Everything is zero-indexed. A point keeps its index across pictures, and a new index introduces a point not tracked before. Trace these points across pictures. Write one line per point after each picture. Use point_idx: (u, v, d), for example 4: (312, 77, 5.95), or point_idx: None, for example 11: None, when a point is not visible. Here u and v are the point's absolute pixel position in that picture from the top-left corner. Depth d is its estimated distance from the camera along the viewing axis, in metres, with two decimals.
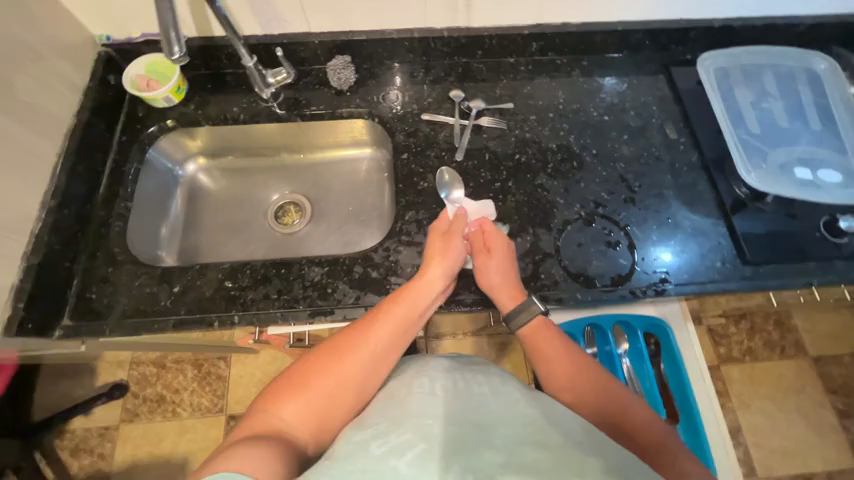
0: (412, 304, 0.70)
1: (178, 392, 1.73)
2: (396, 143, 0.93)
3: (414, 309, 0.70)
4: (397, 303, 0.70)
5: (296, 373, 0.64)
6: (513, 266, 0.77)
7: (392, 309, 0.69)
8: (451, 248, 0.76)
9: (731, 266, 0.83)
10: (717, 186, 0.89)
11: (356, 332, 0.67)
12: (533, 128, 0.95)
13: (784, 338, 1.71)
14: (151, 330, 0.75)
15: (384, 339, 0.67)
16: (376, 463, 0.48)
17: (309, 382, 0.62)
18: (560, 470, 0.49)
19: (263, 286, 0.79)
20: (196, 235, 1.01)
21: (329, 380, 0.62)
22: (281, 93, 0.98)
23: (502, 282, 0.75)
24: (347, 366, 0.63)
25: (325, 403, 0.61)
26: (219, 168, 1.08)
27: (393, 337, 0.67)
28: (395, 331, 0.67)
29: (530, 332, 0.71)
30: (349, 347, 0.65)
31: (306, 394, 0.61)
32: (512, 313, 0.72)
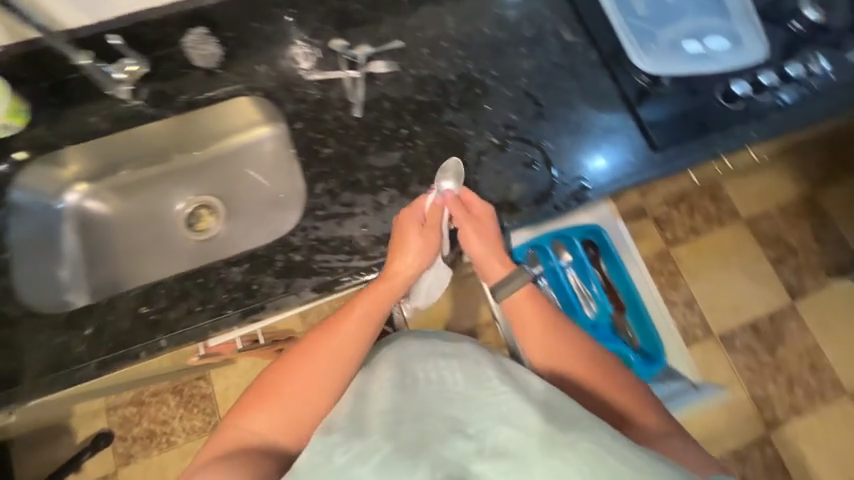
0: (378, 297, 0.69)
1: (167, 422, 1.70)
2: (286, 114, 0.85)
3: (379, 302, 0.69)
4: (362, 300, 0.68)
5: (265, 383, 0.63)
6: (494, 238, 0.73)
7: (356, 306, 0.68)
8: (423, 240, 0.71)
9: (643, 156, 0.85)
10: (619, 80, 0.88)
11: (321, 334, 0.66)
12: (429, 61, 0.89)
13: (720, 210, 1.84)
14: (73, 380, 0.70)
15: (350, 337, 0.66)
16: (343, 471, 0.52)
17: (277, 389, 0.62)
18: (531, 446, 0.51)
19: (183, 302, 0.73)
20: (104, 268, 0.92)
21: (298, 384, 0.63)
22: (142, 88, 0.86)
23: (488, 251, 0.72)
24: (314, 368, 0.64)
25: (296, 406, 0.62)
26: (107, 189, 0.97)
27: (360, 333, 0.66)
28: (360, 327, 0.66)
29: (517, 301, 0.69)
30: (318, 353, 0.64)
31: (276, 400, 0.62)
32: (503, 282, 0.70)
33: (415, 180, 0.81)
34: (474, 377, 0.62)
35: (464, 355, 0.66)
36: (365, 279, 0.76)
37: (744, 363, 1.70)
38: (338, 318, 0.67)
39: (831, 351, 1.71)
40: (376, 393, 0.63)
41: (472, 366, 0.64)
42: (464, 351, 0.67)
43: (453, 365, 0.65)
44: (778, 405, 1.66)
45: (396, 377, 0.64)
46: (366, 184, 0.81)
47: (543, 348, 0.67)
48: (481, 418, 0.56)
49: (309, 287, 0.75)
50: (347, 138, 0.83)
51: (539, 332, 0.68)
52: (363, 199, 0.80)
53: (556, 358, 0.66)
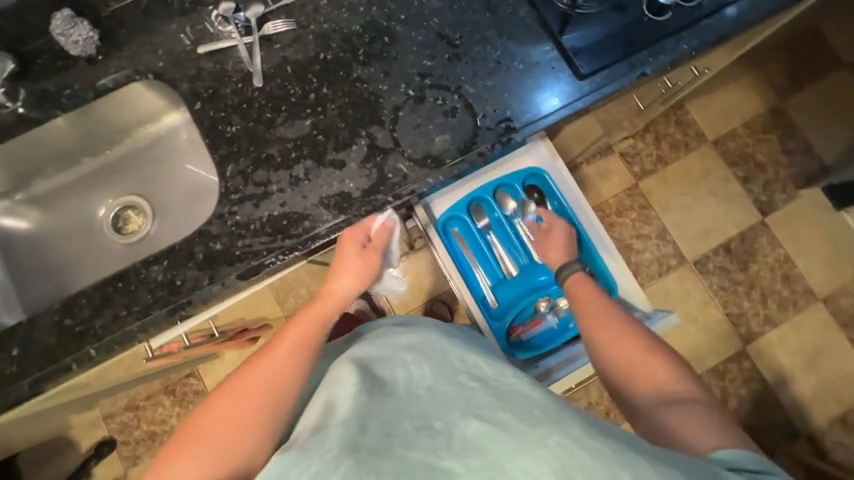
0: (314, 316, 0.67)
1: (166, 421, 1.73)
2: (183, 95, 0.78)
3: (319, 321, 0.67)
4: (297, 322, 0.67)
5: (190, 424, 0.58)
6: (566, 244, 0.87)
7: (292, 328, 0.66)
8: (363, 262, 0.72)
9: (570, 87, 0.80)
10: (539, 7, 0.82)
11: (254, 364, 0.62)
12: (329, 14, 0.81)
13: (685, 136, 1.79)
14: (10, 400, 0.69)
15: (284, 363, 0.62)
16: None
17: (199, 431, 0.57)
18: (507, 441, 0.46)
19: (107, 309, 0.71)
20: (32, 284, 0.89)
21: (223, 422, 0.57)
22: (17, 89, 0.79)
23: (553, 247, 0.86)
24: (243, 401, 0.59)
25: (222, 445, 0.56)
26: (23, 203, 0.92)
27: (296, 356, 0.63)
28: (296, 350, 0.64)
29: (574, 283, 0.78)
30: (247, 374, 0.61)
31: (198, 444, 0.56)
32: (560, 267, 0.81)
33: (330, 147, 0.76)
34: (445, 372, 0.60)
35: (431, 351, 0.64)
36: (293, 257, 0.73)
37: (718, 285, 1.72)
38: (273, 344, 0.64)
39: (802, 261, 1.73)
40: (342, 396, 0.58)
41: (439, 362, 0.62)
42: (436, 347, 0.65)
43: (422, 360, 0.63)
44: (753, 320, 1.70)
45: (368, 379, 0.59)
46: (279, 159, 0.76)
47: (585, 318, 0.71)
48: (449, 413, 0.52)
49: (234, 274, 0.72)
50: (252, 112, 0.77)
51: (586, 303, 0.73)
52: (277, 176, 0.75)
53: (593, 330, 0.69)
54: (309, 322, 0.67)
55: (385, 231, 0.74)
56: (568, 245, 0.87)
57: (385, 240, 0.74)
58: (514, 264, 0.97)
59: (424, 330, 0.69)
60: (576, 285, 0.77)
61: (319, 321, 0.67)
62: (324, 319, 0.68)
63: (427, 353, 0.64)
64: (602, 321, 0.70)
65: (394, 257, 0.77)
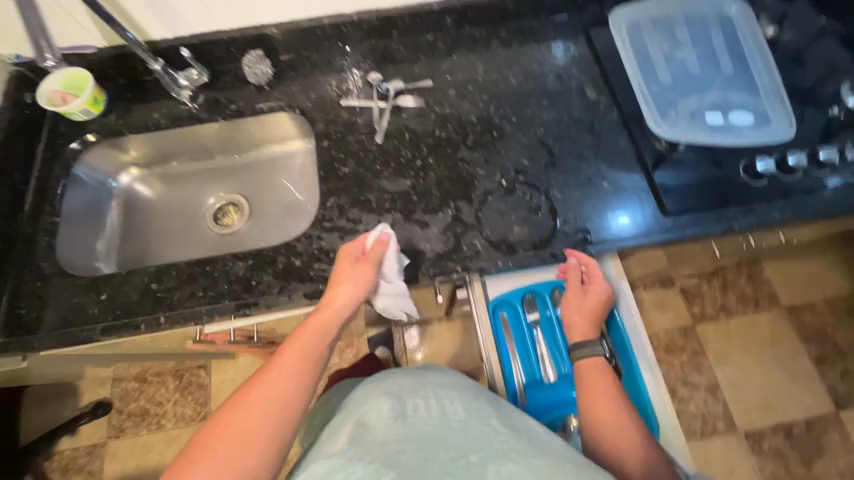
0: (318, 330, 0.70)
1: (162, 404, 1.75)
2: (316, 132, 0.93)
3: (324, 335, 0.70)
4: (303, 334, 0.69)
5: (200, 439, 0.59)
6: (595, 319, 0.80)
7: (297, 341, 0.68)
8: (358, 274, 0.74)
9: (652, 219, 0.84)
10: (638, 142, 0.89)
11: (260, 376, 0.64)
12: (453, 102, 0.95)
13: (756, 293, 1.71)
14: (79, 338, 0.76)
15: (290, 375, 0.64)
16: None
17: (209, 449, 0.57)
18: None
19: (188, 286, 0.79)
20: (135, 244, 1.02)
21: (231, 437, 0.58)
22: (200, 94, 0.98)
23: (578, 318, 0.80)
24: (251, 414, 0.60)
25: (232, 463, 0.57)
26: (155, 176, 1.08)
27: (302, 370, 0.65)
28: (303, 363, 0.66)
29: (589, 366, 0.75)
30: (253, 390, 0.62)
31: (208, 460, 0.56)
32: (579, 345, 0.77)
33: (420, 208, 0.85)
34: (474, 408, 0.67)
35: (464, 394, 0.71)
36: None
37: (771, 470, 1.50)
38: (274, 359, 0.66)
39: None
40: (385, 416, 0.64)
41: (473, 402, 0.68)
42: (469, 390, 0.72)
43: (454, 398, 0.69)
44: None
45: (406, 406, 0.66)
46: (373, 204, 0.85)
47: (590, 408, 0.72)
48: (481, 449, 0.57)
49: (301, 292, 0.78)
50: (365, 161, 0.89)
51: (596, 393, 0.73)
52: (368, 218, 0.84)
53: (609, 424, 0.70)
54: (316, 336, 0.69)
55: (380, 245, 0.76)
56: (595, 311, 0.80)
57: (379, 250, 0.76)
58: (554, 371, 0.95)
59: (458, 381, 0.76)
60: (586, 372, 0.75)
61: (322, 333, 0.70)
62: (328, 331, 0.71)
63: (462, 394, 0.71)
64: (609, 417, 0.71)
65: (392, 269, 0.77)
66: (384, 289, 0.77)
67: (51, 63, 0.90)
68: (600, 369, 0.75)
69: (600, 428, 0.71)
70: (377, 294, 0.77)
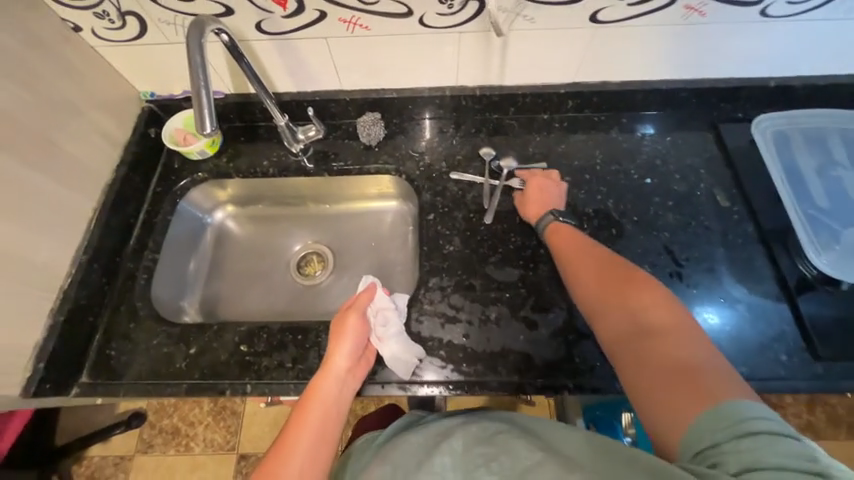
0: (325, 403, 0.65)
1: (192, 425, 1.69)
2: (422, 203, 0.91)
3: (332, 406, 0.65)
4: (309, 409, 0.64)
5: None
6: (552, 200, 0.85)
7: (303, 416, 0.64)
8: (347, 328, 0.72)
9: (799, 360, 0.73)
10: (779, 264, 0.80)
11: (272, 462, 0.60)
12: (568, 189, 0.90)
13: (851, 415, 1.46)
14: (164, 393, 0.74)
15: (305, 462, 0.60)
16: None
17: None
18: None
19: (278, 353, 0.76)
20: (218, 283, 1.00)
21: None
22: (311, 148, 0.99)
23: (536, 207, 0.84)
24: None
25: None
26: (246, 215, 1.06)
27: (314, 450, 0.61)
28: (316, 442, 0.62)
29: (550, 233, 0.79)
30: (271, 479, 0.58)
31: None
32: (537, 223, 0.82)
33: (528, 304, 0.78)
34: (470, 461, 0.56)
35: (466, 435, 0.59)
36: (448, 392, 0.73)
37: None
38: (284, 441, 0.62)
39: None
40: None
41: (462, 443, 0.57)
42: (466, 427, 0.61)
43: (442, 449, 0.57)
44: None
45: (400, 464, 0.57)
46: (478, 292, 0.80)
47: (571, 262, 0.72)
48: None
49: (394, 382, 0.74)
50: (472, 241, 0.85)
51: (572, 248, 0.74)
52: (471, 306, 0.79)
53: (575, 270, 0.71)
54: (323, 409, 0.65)
55: (367, 296, 0.76)
56: (550, 197, 0.85)
57: (366, 303, 0.75)
58: None
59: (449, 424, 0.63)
60: (558, 228, 0.78)
61: (328, 403, 0.65)
62: (335, 399, 0.66)
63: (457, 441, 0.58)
64: (586, 263, 0.70)
65: (386, 319, 0.75)
66: (387, 334, 0.73)
67: (211, 133, 0.67)
68: (568, 231, 0.77)
69: (580, 277, 0.69)
70: (382, 341, 0.73)
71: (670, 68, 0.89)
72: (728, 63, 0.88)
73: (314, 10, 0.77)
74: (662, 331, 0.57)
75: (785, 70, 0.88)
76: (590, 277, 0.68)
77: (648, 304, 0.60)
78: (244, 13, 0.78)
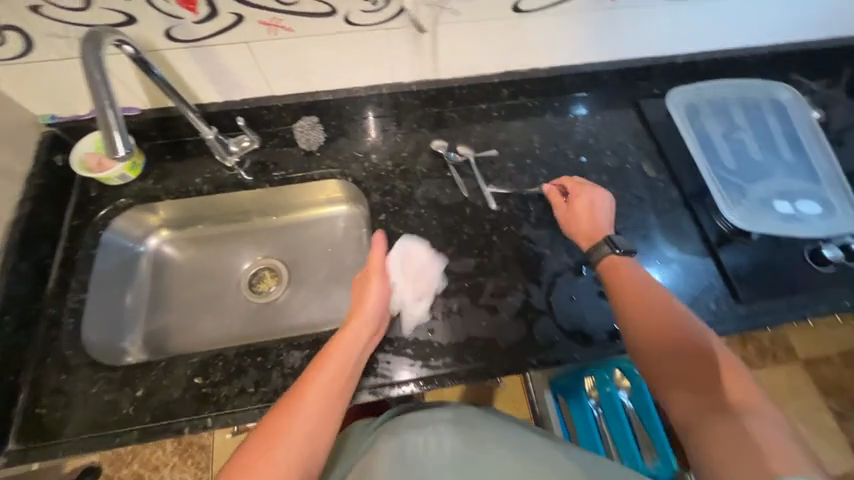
0: (339, 362, 0.64)
1: (156, 469, 1.53)
2: (372, 204, 0.90)
3: (343, 366, 0.64)
4: (324, 365, 0.63)
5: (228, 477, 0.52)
6: (601, 215, 0.80)
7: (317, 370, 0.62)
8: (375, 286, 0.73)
9: (726, 306, 0.81)
10: (702, 223, 0.88)
11: (278, 423, 0.56)
12: (513, 175, 0.94)
13: (774, 345, 1.64)
14: (112, 444, 0.67)
15: (315, 419, 0.57)
16: None
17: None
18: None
19: (238, 380, 0.72)
20: (162, 315, 0.93)
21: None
22: (246, 159, 0.94)
23: (587, 226, 0.79)
24: (280, 456, 0.53)
25: None
26: (185, 238, 0.99)
27: (328, 407, 0.59)
28: (327, 397, 0.60)
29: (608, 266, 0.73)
30: (283, 428, 0.55)
31: None
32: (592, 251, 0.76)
33: (486, 291, 0.81)
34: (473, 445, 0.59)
35: (464, 421, 0.61)
36: (420, 388, 0.73)
37: None
38: (299, 393, 0.59)
39: None
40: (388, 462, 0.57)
41: (468, 426, 0.61)
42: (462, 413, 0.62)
43: (450, 432, 0.59)
44: None
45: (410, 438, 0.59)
46: (438, 286, 0.81)
47: (624, 304, 0.68)
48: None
49: (365, 388, 0.73)
50: (426, 236, 0.86)
51: (629, 288, 0.69)
52: (432, 301, 0.79)
53: (644, 317, 0.65)
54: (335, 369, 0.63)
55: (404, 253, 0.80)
56: (600, 214, 0.80)
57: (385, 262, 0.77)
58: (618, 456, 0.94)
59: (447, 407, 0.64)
60: (617, 263, 0.73)
61: (344, 361, 0.65)
62: (351, 360, 0.65)
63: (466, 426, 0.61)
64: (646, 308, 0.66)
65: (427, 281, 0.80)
66: (424, 293, 0.79)
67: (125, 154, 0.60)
68: (618, 267, 0.72)
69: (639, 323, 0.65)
70: (417, 299, 0.79)
71: (591, 52, 0.94)
72: (639, 44, 0.95)
73: (229, 14, 0.73)
74: (731, 401, 0.56)
75: (688, 47, 0.97)
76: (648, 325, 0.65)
77: (721, 374, 0.58)
78: (149, 21, 0.72)
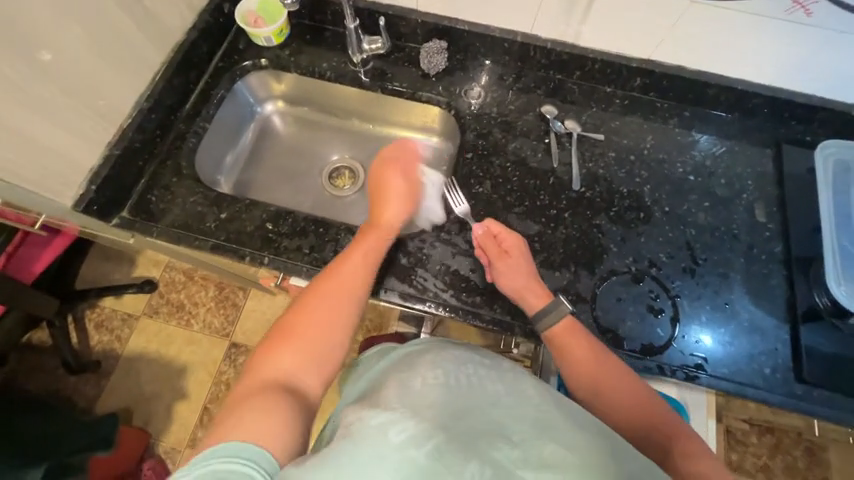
0: (366, 256, 0.69)
1: (196, 305, 1.75)
2: (464, 141, 0.93)
3: (362, 269, 0.68)
4: (343, 268, 0.67)
5: (279, 334, 0.59)
6: (531, 266, 0.75)
7: (342, 270, 0.66)
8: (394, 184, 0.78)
9: (782, 377, 0.74)
10: (795, 287, 0.80)
11: (287, 334, 0.59)
12: (609, 165, 0.90)
13: (809, 470, 1.45)
14: (191, 244, 0.80)
15: (357, 267, 0.67)
16: (395, 453, 0.42)
17: (294, 335, 0.59)
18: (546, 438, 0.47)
19: (298, 238, 0.81)
20: (255, 171, 1.06)
21: (300, 337, 0.59)
22: (371, 62, 1.00)
23: (524, 282, 0.73)
24: (318, 317, 0.61)
25: (309, 356, 0.58)
26: (293, 115, 1.10)
27: (366, 264, 0.69)
28: (366, 262, 0.69)
29: (555, 329, 0.68)
30: (325, 280, 0.65)
31: (286, 353, 0.57)
32: (540, 313, 0.69)
33: (538, 257, 0.81)
34: (504, 422, 0.48)
35: (481, 358, 0.56)
36: (444, 314, 0.77)
37: None
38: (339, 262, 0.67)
39: None
40: (420, 399, 0.47)
41: (513, 381, 0.53)
42: (505, 368, 0.56)
43: (491, 376, 0.53)
44: None
45: (452, 373, 0.51)
46: None
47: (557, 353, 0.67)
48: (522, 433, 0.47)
49: (396, 291, 0.78)
50: (501, 188, 0.88)
51: (570, 338, 0.67)
52: None
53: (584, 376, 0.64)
54: (360, 266, 0.68)
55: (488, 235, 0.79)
56: (527, 270, 0.74)
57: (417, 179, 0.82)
58: None
59: (494, 357, 0.59)
60: (555, 333, 0.68)
61: (366, 263, 0.69)
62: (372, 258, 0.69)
63: (517, 387, 0.52)
64: (585, 356, 0.65)
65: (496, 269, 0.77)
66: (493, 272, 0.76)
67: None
68: (565, 325, 0.68)
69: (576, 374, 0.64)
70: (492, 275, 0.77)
71: (752, 68, 0.85)
72: (813, 78, 0.84)
73: None
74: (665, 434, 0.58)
75: None
76: (584, 373, 0.64)
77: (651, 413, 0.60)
78: None
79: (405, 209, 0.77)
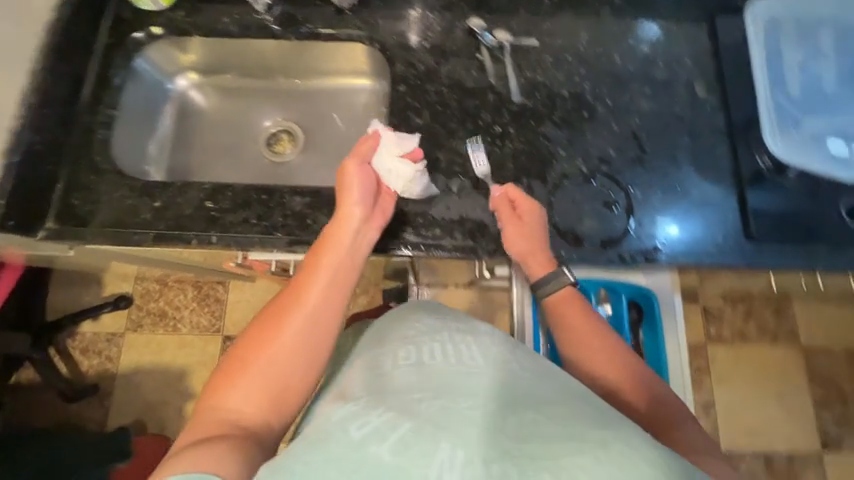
0: (334, 278, 0.62)
1: (178, 309, 1.72)
2: (395, 73, 0.87)
3: (332, 292, 0.61)
4: (310, 292, 0.60)
5: (233, 363, 0.56)
6: (541, 235, 0.73)
7: (305, 296, 0.60)
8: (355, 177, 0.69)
9: (734, 241, 0.78)
10: (739, 153, 0.82)
11: (243, 365, 0.55)
12: (547, 70, 0.87)
13: (778, 325, 1.59)
14: (130, 240, 0.76)
15: (323, 297, 0.60)
16: (356, 450, 0.40)
17: (255, 368, 0.55)
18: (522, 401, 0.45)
19: (242, 210, 0.77)
20: (185, 154, 0.99)
21: (263, 372, 0.55)
22: (277, 6, 0.90)
23: (530, 249, 0.72)
24: (283, 347, 0.57)
25: (273, 386, 0.55)
26: (210, 85, 1.02)
27: (333, 289, 0.61)
28: (333, 285, 0.61)
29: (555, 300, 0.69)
30: (291, 311, 0.58)
31: (246, 383, 0.55)
32: (543, 281, 0.70)
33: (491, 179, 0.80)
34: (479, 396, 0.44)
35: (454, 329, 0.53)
36: (407, 252, 0.77)
37: None
38: (302, 288, 0.60)
39: None
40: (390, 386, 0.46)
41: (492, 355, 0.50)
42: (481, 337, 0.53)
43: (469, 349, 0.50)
44: None
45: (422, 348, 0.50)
46: (444, 165, 0.81)
47: (567, 337, 0.66)
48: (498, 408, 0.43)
49: None
50: (442, 116, 0.84)
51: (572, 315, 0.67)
52: (435, 178, 0.80)
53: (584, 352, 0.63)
54: (326, 289, 0.61)
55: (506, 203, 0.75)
56: (538, 239, 0.73)
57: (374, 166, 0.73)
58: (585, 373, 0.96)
59: (467, 318, 0.57)
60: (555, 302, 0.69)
61: (334, 286, 0.61)
62: (337, 286, 0.61)
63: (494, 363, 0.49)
64: (587, 337, 0.64)
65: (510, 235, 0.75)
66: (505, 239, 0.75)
67: None
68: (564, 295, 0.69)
69: (583, 354, 0.63)
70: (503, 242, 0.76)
71: None
72: None
73: None
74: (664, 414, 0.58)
75: None
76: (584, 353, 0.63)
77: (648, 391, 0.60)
78: None
79: (362, 204, 0.68)
